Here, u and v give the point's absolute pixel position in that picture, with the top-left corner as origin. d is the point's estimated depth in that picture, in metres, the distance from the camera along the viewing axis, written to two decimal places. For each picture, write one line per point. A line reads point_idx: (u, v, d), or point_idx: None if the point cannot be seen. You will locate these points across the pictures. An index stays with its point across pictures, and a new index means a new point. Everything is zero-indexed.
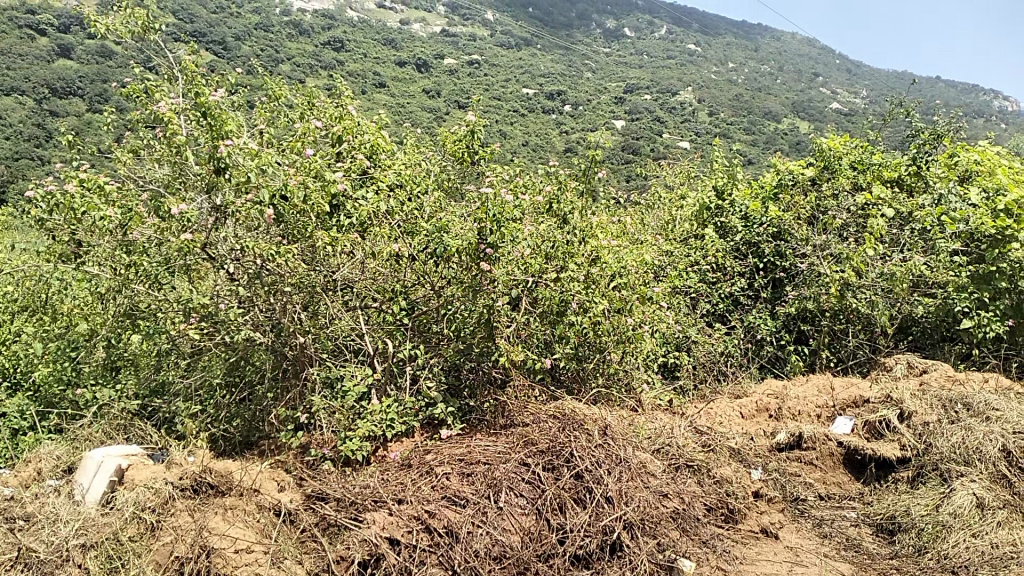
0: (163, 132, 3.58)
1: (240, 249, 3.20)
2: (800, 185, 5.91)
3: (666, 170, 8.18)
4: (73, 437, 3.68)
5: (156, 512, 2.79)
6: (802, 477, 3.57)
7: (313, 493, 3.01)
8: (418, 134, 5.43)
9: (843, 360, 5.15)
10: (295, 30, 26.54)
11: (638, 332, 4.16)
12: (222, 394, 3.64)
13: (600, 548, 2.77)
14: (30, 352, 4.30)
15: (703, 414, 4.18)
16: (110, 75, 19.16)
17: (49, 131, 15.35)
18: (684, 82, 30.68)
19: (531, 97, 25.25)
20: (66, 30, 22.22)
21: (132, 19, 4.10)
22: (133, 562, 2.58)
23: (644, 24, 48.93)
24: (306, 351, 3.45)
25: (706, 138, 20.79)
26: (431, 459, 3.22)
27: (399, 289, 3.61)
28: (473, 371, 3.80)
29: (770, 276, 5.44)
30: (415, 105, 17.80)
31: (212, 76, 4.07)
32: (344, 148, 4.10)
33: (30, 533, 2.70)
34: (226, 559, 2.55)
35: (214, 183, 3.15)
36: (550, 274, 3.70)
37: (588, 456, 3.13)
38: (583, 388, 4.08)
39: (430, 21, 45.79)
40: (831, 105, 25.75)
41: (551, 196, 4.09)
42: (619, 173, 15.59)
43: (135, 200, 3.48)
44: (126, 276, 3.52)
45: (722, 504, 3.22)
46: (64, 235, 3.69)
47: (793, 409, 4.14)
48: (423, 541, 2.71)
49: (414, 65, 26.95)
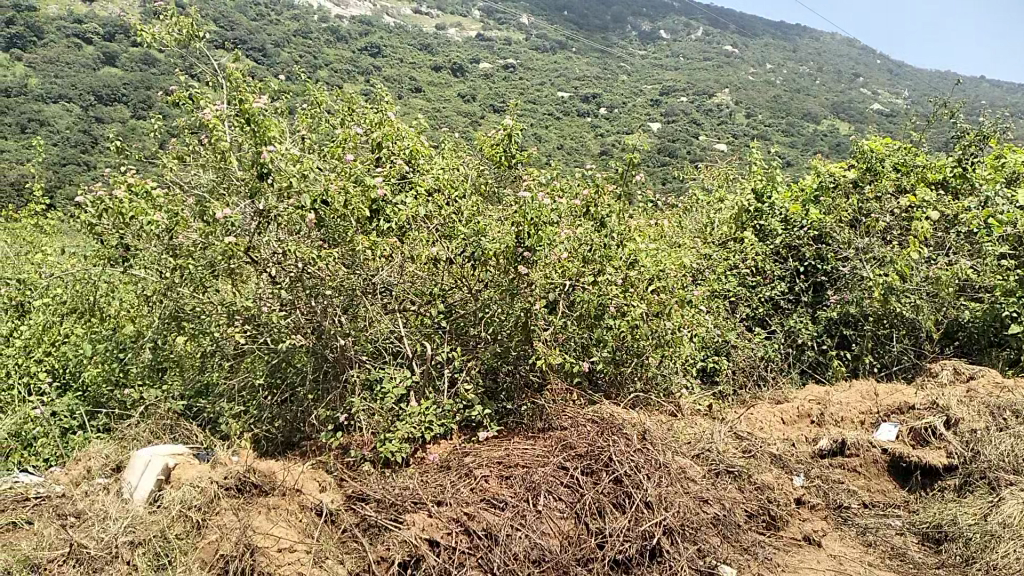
0: (209, 139, 3.68)
1: (281, 252, 3.28)
2: (841, 188, 5.83)
3: (704, 174, 8.12)
4: (121, 435, 3.69)
5: (201, 510, 2.85)
6: (845, 484, 3.52)
7: (353, 493, 3.04)
8: (456, 139, 5.43)
9: (887, 365, 5.01)
10: (332, 37, 26.91)
11: (677, 335, 4.18)
12: (265, 394, 3.68)
13: (640, 554, 2.75)
14: (80, 352, 4.25)
15: (744, 419, 4.15)
16: (154, 82, 19.63)
17: (96, 138, 15.78)
18: (722, 84, 30.33)
19: (566, 100, 25.17)
20: (111, 40, 22.94)
21: (177, 28, 4.21)
22: (180, 560, 2.62)
23: (679, 26, 48.48)
24: (345, 354, 3.46)
25: (742, 141, 20.57)
26: (470, 461, 3.25)
27: (437, 292, 3.64)
28: (510, 374, 3.79)
29: (811, 280, 5.41)
30: (451, 109, 17.85)
31: (255, 83, 4.16)
32: (384, 153, 4.15)
33: (81, 530, 2.75)
34: (270, 557, 2.58)
35: (256, 188, 3.28)
36: (587, 278, 3.77)
37: (627, 460, 3.13)
38: (622, 392, 4.07)
39: (465, 26, 45.95)
40: (872, 106, 25.20)
41: (589, 199, 4.06)
42: (656, 175, 15.29)
43: (182, 205, 3.67)
44: (173, 279, 3.67)
45: (764, 510, 3.18)
46: (113, 240, 3.87)
47: (835, 415, 4.10)
48: (462, 543, 2.72)
49: (450, 69, 27.00)
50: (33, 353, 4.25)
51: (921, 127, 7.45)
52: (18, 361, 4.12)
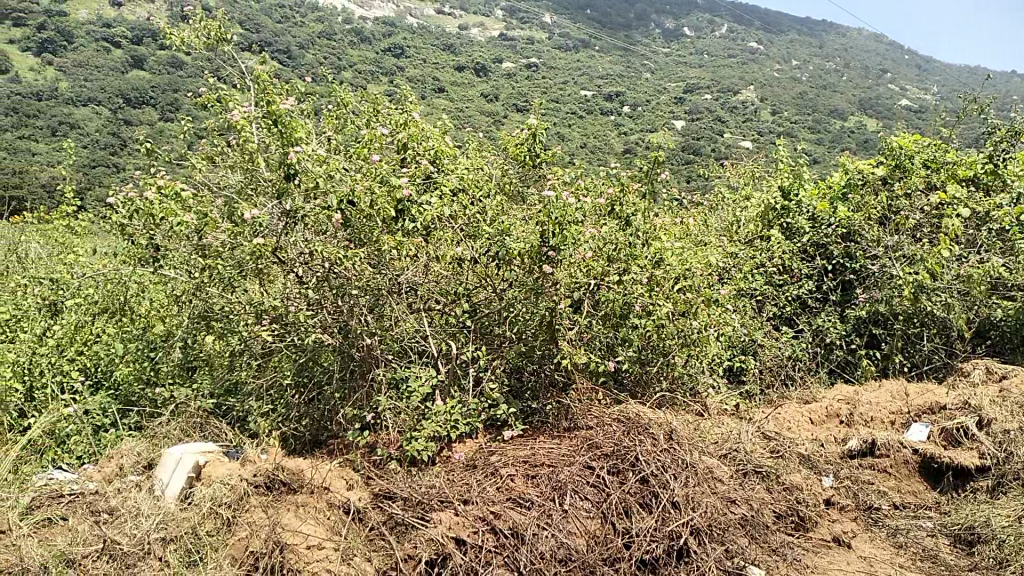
0: (237, 141, 3.72)
1: (308, 253, 3.30)
2: (870, 185, 5.76)
3: (729, 171, 8.05)
4: (152, 433, 3.71)
5: (231, 507, 2.89)
6: (875, 485, 3.47)
7: (380, 491, 3.06)
8: (480, 139, 5.44)
9: (917, 365, 4.97)
10: (356, 38, 27.08)
11: (704, 334, 4.15)
12: (293, 393, 3.73)
13: (666, 554, 2.75)
14: (111, 351, 4.29)
15: (772, 419, 4.12)
16: (182, 84, 19.84)
17: (125, 141, 16.01)
18: (746, 81, 30.06)
19: (589, 98, 25.12)
20: (140, 44, 23.28)
21: (205, 31, 4.26)
22: (211, 556, 2.65)
23: (704, 23, 48.11)
24: (371, 353, 3.49)
25: (767, 139, 20.41)
26: (496, 460, 3.25)
27: (461, 292, 3.64)
28: (535, 373, 3.81)
29: (838, 278, 5.35)
30: (474, 109, 17.92)
31: (282, 85, 4.20)
32: (409, 153, 4.16)
33: (114, 526, 2.79)
34: (299, 555, 2.61)
35: (284, 189, 3.33)
36: (612, 277, 3.75)
37: (653, 460, 3.11)
38: (648, 391, 4.04)
39: (488, 26, 46.02)
40: (900, 102, 24.85)
41: (612, 197, 4.06)
42: (681, 172, 15.16)
43: (210, 206, 3.72)
44: (202, 279, 3.71)
45: (793, 511, 3.15)
46: (143, 241, 3.92)
47: (865, 415, 4.06)
48: (489, 542, 2.73)
49: (473, 68, 27.06)
50: (67, 352, 4.24)
51: (951, 123, 7.33)
52: (52, 360, 4.13)
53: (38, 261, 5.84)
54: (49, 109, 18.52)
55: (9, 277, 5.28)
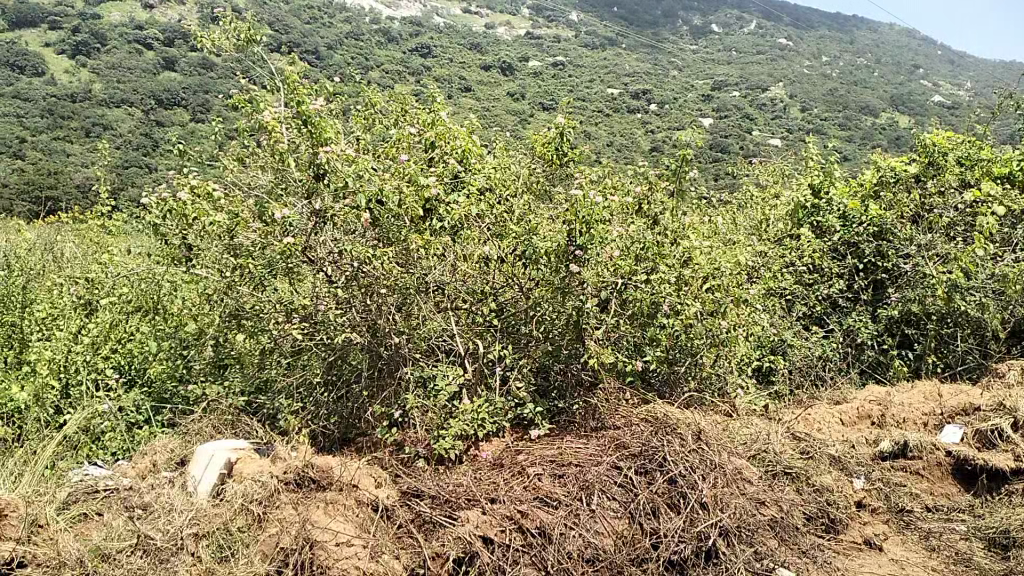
0: (268, 141, 3.75)
1: (337, 252, 3.36)
2: (903, 182, 5.67)
3: (758, 169, 7.97)
4: (185, 430, 3.76)
5: (262, 504, 2.92)
6: (908, 487, 3.42)
7: (408, 489, 3.08)
8: (507, 138, 5.45)
9: (951, 365, 4.88)
10: (383, 38, 27.22)
11: (733, 335, 4.08)
12: (321, 391, 3.74)
13: (695, 555, 2.73)
14: (146, 349, 4.41)
15: (801, 420, 4.09)
16: (213, 85, 20.06)
17: (157, 141, 16.24)
18: (776, 77, 29.71)
19: (616, 96, 25.00)
20: (171, 46, 23.60)
21: (237, 32, 4.30)
22: (243, 552, 2.69)
23: (732, 20, 47.62)
24: (399, 352, 3.49)
25: (797, 136, 20.16)
26: (523, 459, 3.27)
27: (488, 291, 3.68)
28: (562, 373, 3.79)
29: (870, 277, 5.29)
30: (500, 108, 17.96)
31: (312, 85, 4.23)
32: (437, 153, 4.18)
33: (148, 521, 2.80)
34: (328, 551, 2.62)
35: (314, 189, 3.46)
36: (640, 277, 3.69)
37: (682, 460, 3.10)
38: (676, 391, 4.03)
39: (514, 24, 46.04)
40: (934, 98, 24.41)
41: (640, 197, 4.11)
42: (709, 170, 15.01)
43: (242, 206, 3.77)
44: (233, 278, 3.78)
45: (823, 513, 3.13)
46: (176, 240, 3.98)
47: (897, 416, 4.01)
48: (516, 541, 2.74)
49: (500, 67, 27.08)
50: (101, 351, 4.34)
51: (986, 119, 7.20)
52: (87, 358, 4.23)
53: (73, 260, 5.95)
54: (83, 111, 18.89)
55: (47, 276, 5.40)
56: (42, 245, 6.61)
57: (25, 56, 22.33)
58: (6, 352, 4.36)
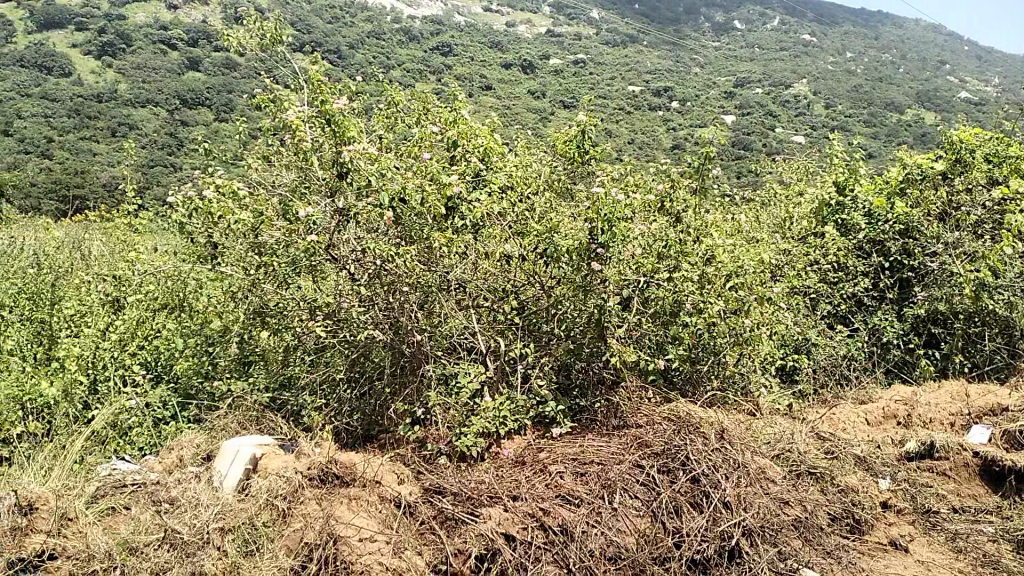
0: (292, 140, 3.78)
1: (360, 250, 3.42)
2: (929, 180, 5.60)
3: (782, 166, 7.90)
4: (211, 426, 3.80)
5: (287, 499, 2.95)
6: (934, 488, 3.38)
7: (431, 486, 3.09)
8: (529, 136, 5.45)
9: (978, 365, 4.86)
10: (404, 37, 27.30)
11: (756, 334, 4.08)
12: (344, 388, 3.75)
13: (718, 554, 2.72)
14: (172, 346, 4.46)
15: (826, 420, 4.05)
16: (236, 85, 20.23)
17: (181, 141, 16.41)
18: (800, 74, 29.41)
19: (637, 94, 24.88)
20: (195, 46, 23.86)
21: (261, 32, 4.34)
22: (267, 546, 2.72)
23: (755, 16, 47.20)
24: (422, 350, 3.52)
25: (821, 133, 19.94)
26: (545, 457, 3.27)
27: (510, 289, 3.69)
28: (583, 371, 3.79)
29: (896, 275, 5.23)
30: (521, 106, 17.96)
31: (336, 85, 4.26)
32: (459, 152, 4.19)
33: (175, 515, 2.84)
34: (351, 547, 2.64)
35: (338, 186, 3.51)
36: (662, 275, 3.70)
37: (705, 459, 3.08)
38: (698, 390, 4.00)
39: (535, 23, 45.99)
40: (962, 94, 24.03)
41: (663, 193, 4.13)
42: (732, 168, 14.89)
43: (266, 204, 3.80)
44: (258, 276, 3.85)
45: (848, 514, 3.11)
46: (202, 238, 4.02)
47: (923, 416, 3.97)
48: (538, 538, 2.73)
49: (521, 65, 27.06)
50: (129, 347, 4.39)
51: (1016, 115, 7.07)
52: (115, 354, 4.28)
53: (101, 258, 6.02)
54: (110, 111, 19.13)
55: (75, 273, 5.48)
56: (70, 243, 6.70)
57: (53, 57, 22.67)
58: (35, 347, 4.42)
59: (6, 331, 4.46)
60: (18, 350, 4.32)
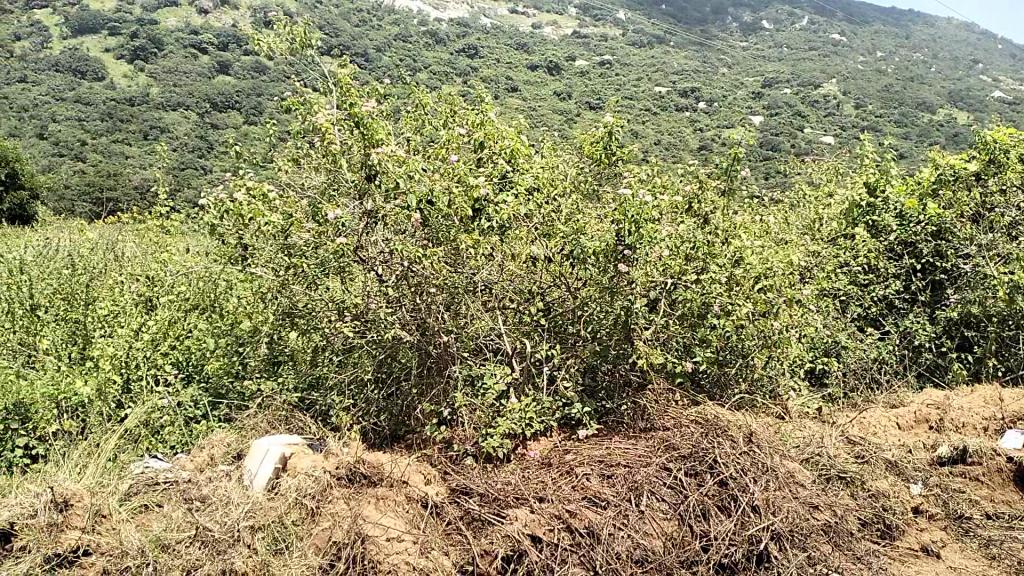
0: (320, 143, 3.82)
1: (388, 251, 3.45)
2: (963, 181, 5.51)
3: (811, 167, 7.81)
4: (241, 425, 3.84)
5: (316, 498, 2.98)
6: (967, 494, 3.33)
7: (457, 486, 3.11)
8: (555, 137, 5.45)
9: (1013, 369, 4.75)
10: (431, 40, 27.40)
11: (785, 337, 4.03)
12: (372, 388, 3.78)
13: (746, 558, 2.71)
14: (204, 347, 4.53)
15: (856, 424, 4.00)
16: (265, 88, 20.43)
17: (211, 143, 16.62)
18: (829, 74, 29.05)
19: (663, 95, 24.74)
20: (225, 50, 24.17)
21: (291, 36, 4.39)
22: (296, 545, 2.75)
23: (784, 15, 46.72)
24: (448, 351, 3.54)
25: (851, 133, 19.68)
26: (571, 459, 3.27)
27: (536, 290, 3.74)
28: (609, 373, 3.77)
29: (928, 278, 5.19)
30: (547, 107, 17.95)
31: (364, 88, 4.30)
32: (486, 154, 4.20)
33: (206, 513, 2.88)
34: (379, 546, 2.66)
35: (366, 189, 3.52)
36: (689, 277, 3.69)
37: (733, 463, 3.06)
38: (726, 393, 3.96)
39: (562, 24, 45.91)
40: (997, 93, 23.58)
41: (691, 195, 4.12)
42: (760, 169, 14.73)
43: (296, 207, 3.85)
44: (287, 277, 3.90)
45: (879, 519, 3.07)
46: (233, 240, 4.08)
47: (956, 421, 3.91)
48: (564, 540, 2.73)
49: (547, 67, 27.05)
50: (161, 347, 4.46)
51: None
52: (147, 354, 4.35)
53: (133, 259, 6.11)
54: (142, 114, 19.43)
55: (108, 274, 5.58)
56: (103, 245, 6.80)
57: (87, 62, 23.08)
58: (70, 347, 4.49)
59: (41, 331, 4.54)
60: (53, 349, 4.40)
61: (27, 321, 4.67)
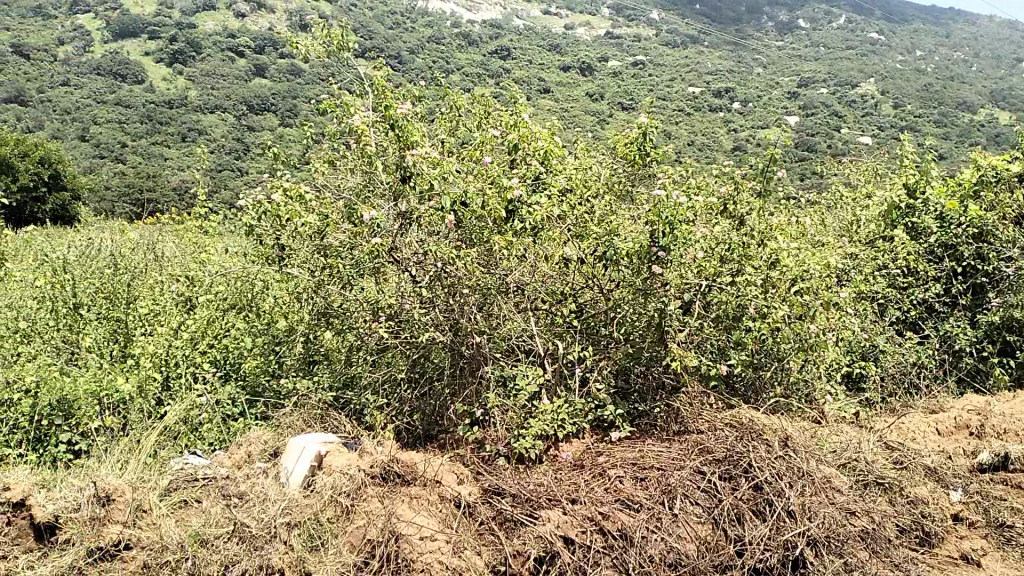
0: (356, 144, 3.85)
1: (423, 252, 3.50)
2: (1005, 182, 5.40)
3: (847, 167, 7.69)
4: (277, 423, 3.88)
5: (350, 496, 3.01)
6: (1009, 502, 3.23)
7: (490, 487, 3.12)
8: (588, 138, 5.43)
9: None
10: (463, 42, 27.49)
11: (822, 340, 3.93)
12: (405, 388, 3.80)
13: (781, 564, 2.70)
14: (241, 345, 4.58)
15: (894, 429, 3.94)
16: (299, 90, 20.66)
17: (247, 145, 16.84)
18: (866, 74, 28.57)
19: (697, 95, 24.52)
20: (261, 53, 24.49)
21: (328, 39, 4.43)
22: (331, 542, 2.79)
23: (820, 14, 46.08)
24: (481, 351, 3.57)
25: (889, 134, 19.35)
26: (604, 461, 3.27)
27: (568, 292, 3.74)
28: (642, 375, 3.80)
29: (969, 282, 5.09)
30: (579, 108, 17.90)
31: (398, 90, 4.33)
32: (520, 155, 4.20)
33: (243, 510, 2.92)
34: (412, 545, 2.67)
35: (400, 190, 3.52)
36: (724, 277, 3.70)
37: (768, 467, 3.03)
38: (761, 397, 3.98)
39: (595, 25, 45.76)
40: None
41: (726, 196, 4.06)
42: (795, 170, 14.53)
43: (333, 208, 3.89)
44: (322, 278, 3.97)
45: (917, 526, 3.04)
46: (270, 241, 4.13)
47: (998, 426, 3.81)
48: (597, 542, 2.73)
49: (579, 68, 26.98)
50: (200, 345, 4.54)
51: None
52: (186, 353, 4.44)
53: (173, 259, 6.21)
54: (180, 117, 19.78)
55: (149, 273, 5.68)
56: (144, 245, 6.93)
57: (127, 65, 23.54)
58: (111, 345, 4.58)
59: (85, 330, 4.64)
60: (95, 347, 4.49)
61: (70, 319, 4.78)
